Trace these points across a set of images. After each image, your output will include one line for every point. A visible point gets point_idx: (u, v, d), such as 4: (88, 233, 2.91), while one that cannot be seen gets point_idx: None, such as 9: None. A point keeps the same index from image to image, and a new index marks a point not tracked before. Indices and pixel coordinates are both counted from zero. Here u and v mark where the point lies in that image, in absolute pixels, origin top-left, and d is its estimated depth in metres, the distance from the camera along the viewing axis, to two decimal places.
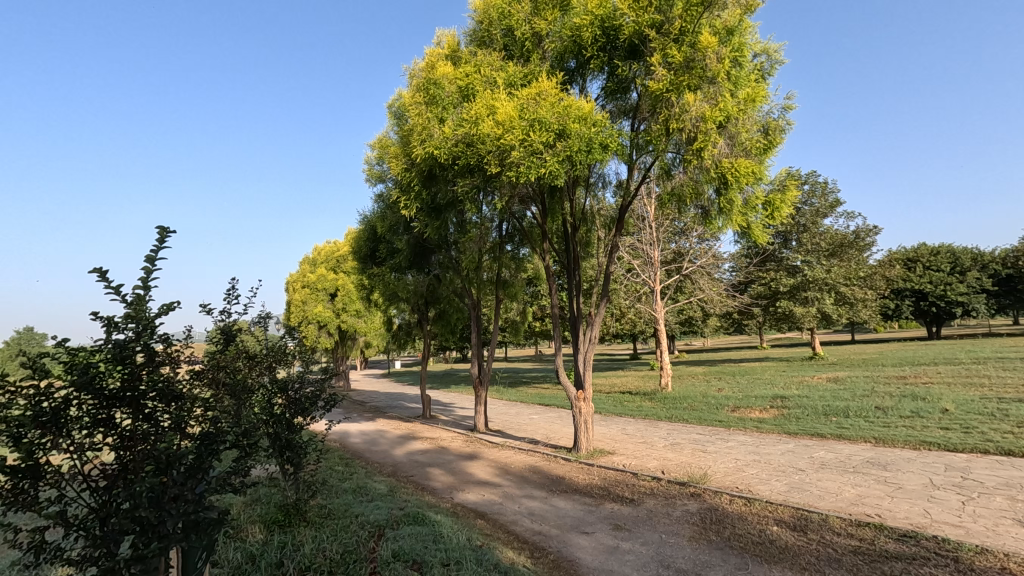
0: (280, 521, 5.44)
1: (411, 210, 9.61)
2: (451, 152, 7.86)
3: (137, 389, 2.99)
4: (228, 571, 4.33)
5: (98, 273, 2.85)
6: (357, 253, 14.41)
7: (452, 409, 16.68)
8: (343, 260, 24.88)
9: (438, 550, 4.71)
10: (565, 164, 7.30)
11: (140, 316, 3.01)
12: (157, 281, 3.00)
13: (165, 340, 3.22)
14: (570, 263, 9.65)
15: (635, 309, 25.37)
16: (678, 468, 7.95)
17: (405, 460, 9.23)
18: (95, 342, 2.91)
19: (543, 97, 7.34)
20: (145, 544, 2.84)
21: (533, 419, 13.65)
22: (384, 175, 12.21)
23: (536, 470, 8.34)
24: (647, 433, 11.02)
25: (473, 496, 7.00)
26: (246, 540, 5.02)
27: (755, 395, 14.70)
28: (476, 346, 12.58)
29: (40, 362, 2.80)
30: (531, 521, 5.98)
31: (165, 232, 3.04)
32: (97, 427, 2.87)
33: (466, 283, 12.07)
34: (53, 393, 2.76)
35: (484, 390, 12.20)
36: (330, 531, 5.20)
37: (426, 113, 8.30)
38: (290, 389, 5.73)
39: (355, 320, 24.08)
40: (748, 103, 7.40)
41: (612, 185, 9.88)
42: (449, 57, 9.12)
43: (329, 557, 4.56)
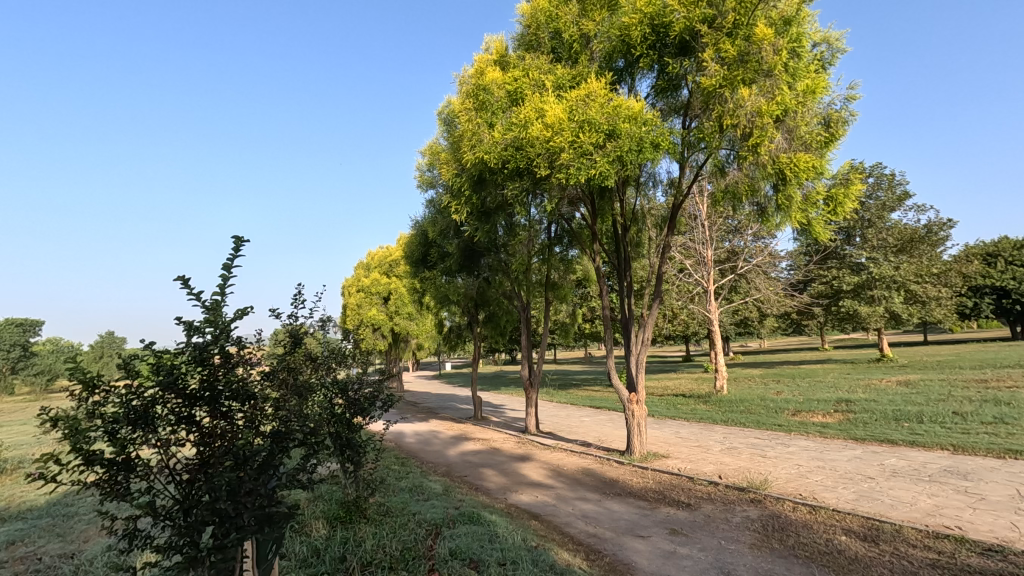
0: (342, 517, 5.65)
1: (462, 215, 9.75)
2: (501, 156, 7.95)
3: (214, 389, 3.18)
4: (295, 564, 4.57)
5: (182, 281, 3.04)
6: (409, 258, 14.73)
7: (504, 410, 16.80)
8: (396, 264, 25.57)
9: (494, 549, 4.77)
10: (616, 164, 7.24)
11: (218, 321, 3.20)
12: (232, 288, 3.18)
13: (238, 343, 3.40)
14: (621, 264, 9.52)
15: (688, 309, 24.80)
16: (736, 473, 7.71)
17: (459, 460, 9.38)
18: (178, 345, 3.13)
19: (592, 99, 7.30)
20: (223, 534, 3.03)
21: (585, 421, 13.59)
22: (434, 181, 12.47)
23: (589, 472, 8.29)
24: (702, 436, 10.76)
25: (527, 498, 7.03)
26: (311, 535, 5.25)
27: (818, 399, 14.07)
28: (526, 348, 12.60)
29: (131, 364, 3.04)
30: (586, 523, 5.96)
31: (240, 241, 3.23)
32: (180, 424, 3.08)
33: (515, 285, 12.13)
34: (142, 393, 2.99)
35: (534, 391, 12.21)
36: (389, 528, 5.35)
37: (476, 119, 8.44)
38: (350, 389, 5.94)
39: (407, 323, 24.64)
40: (808, 95, 7.14)
41: (663, 184, 9.71)
42: (498, 62, 9.24)
43: (390, 554, 4.70)
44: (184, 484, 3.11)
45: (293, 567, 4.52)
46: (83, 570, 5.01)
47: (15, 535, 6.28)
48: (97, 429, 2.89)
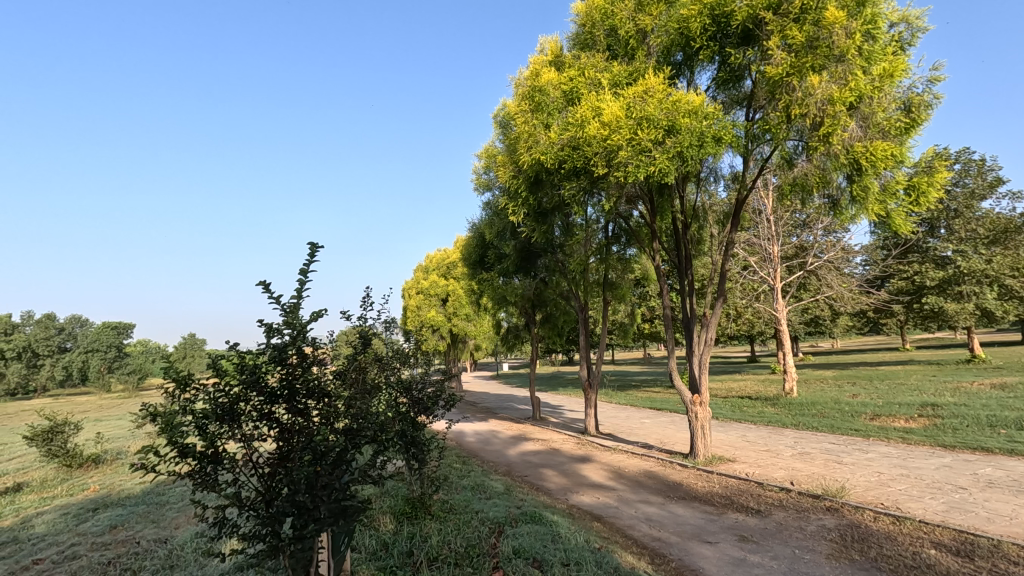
0: (408, 513, 5.81)
1: (519, 217, 9.80)
2: (558, 156, 7.95)
3: (292, 387, 3.36)
4: (366, 557, 4.75)
5: (263, 286, 3.24)
6: (467, 259, 14.96)
7: (562, 410, 16.76)
8: (453, 266, 26.02)
9: (557, 549, 4.78)
10: (676, 160, 7.07)
11: (295, 323, 3.39)
12: (308, 291, 3.35)
13: (312, 343, 3.58)
14: (682, 262, 9.28)
15: (753, 308, 23.84)
16: (810, 480, 7.34)
17: (519, 460, 9.43)
18: (260, 346, 3.34)
19: (650, 94, 7.16)
20: (302, 525, 3.20)
21: (645, 422, 13.33)
22: (491, 183, 12.62)
23: (652, 475, 8.13)
24: (771, 440, 10.33)
25: (588, 499, 6.98)
26: (379, 529, 5.44)
27: (900, 402, 13.18)
28: (584, 348, 12.49)
29: (218, 363, 3.26)
30: (649, 527, 5.85)
31: (315, 246, 3.39)
32: (262, 420, 3.27)
33: (573, 285, 12.06)
34: (229, 390, 3.20)
35: (593, 392, 12.10)
36: (454, 525, 5.47)
37: (532, 121, 8.48)
38: (414, 389, 6.11)
39: (465, 324, 24.97)
40: (885, 79, 6.72)
41: (725, 179, 9.39)
42: (553, 62, 9.24)
43: (454, 550, 4.80)
44: (266, 476, 3.30)
45: (363, 559, 4.70)
46: (177, 554, 5.43)
47: (116, 521, 6.87)
48: (188, 423, 3.12)
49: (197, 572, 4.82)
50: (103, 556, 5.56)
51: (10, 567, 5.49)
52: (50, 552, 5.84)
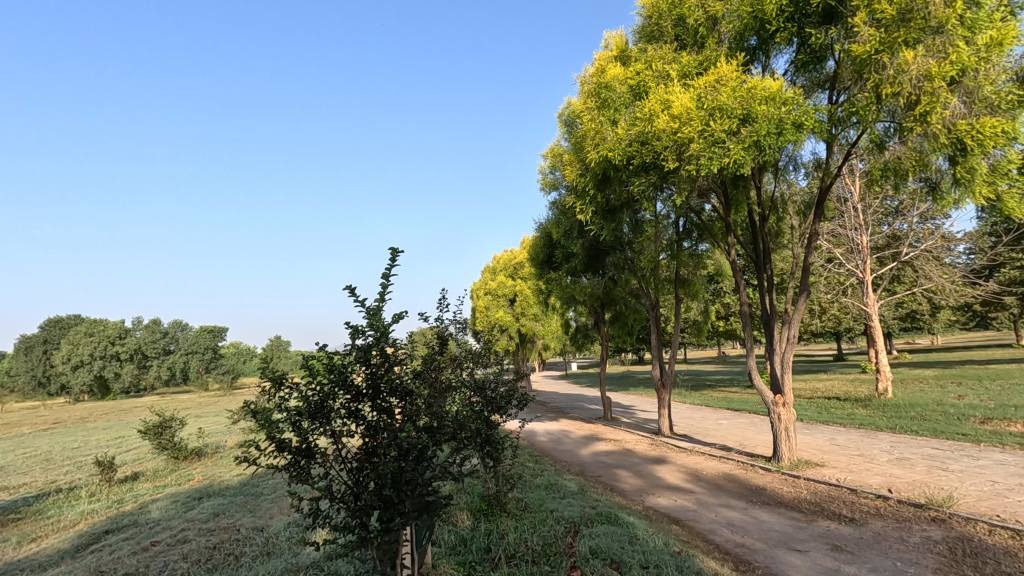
0: (484, 510, 5.92)
1: (587, 215, 9.71)
2: (626, 153, 7.81)
3: (377, 386, 3.50)
4: (445, 551, 4.90)
5: (350, 291, 3.40)
6: (535, 259, 15.03)
7: (633, 411, 16.45)
8: (520, 267, 26.20)
9: (636, 551, 4.70)
10: (752, 150, 6.77)
11: (378, 325, 3.54)
12: (391, 294, 3.49)
13: (394, 344, 3.71)
14: (760, 256, 8.87)
15: (839, 303, 22.34)
16: (911, 488, 6.79)
17: (592, 461, 9.36)
18: (345, 347, 3.52)
19: (723, 83, 6.92)
20: (388, 518, 3.35)
21: (723, 424, 12.81)
22: (557, 183, 12.59)
23: (732, 479, 7.82)
24: (864, 444, 9.64)
25: (665, 502, 6.81)
26: (458, 525, 5.57)
27: (1016, 404, 11.91)
28: (656, 347, 12.17)
29: (310, 363, 3.45)
30: (732, 532, 5.63)
31: (396, 251, 3.53)
32: (351, 417, 3.44)
33: (643, 283, 11.80)
34: (319, 388, 3.39)
35: (667, 392, 11.79)
36: (530, 523, 5.51)
37: (599, 118, 8.39)
38: (487, 388, 6.23)
39: (533, 323, 25.06)
40: (993, 49, 6.12)
41: (806, 167, 8.86)
42: (618, 58, 9.11)
43: (531, 548, 4.84)
44: (355, 471, 3.47)
45: (444, 553, 4.84)
46: (274, 541, 5.83)
47: (219, 509, 7.47)
48: (284, 420, 3.35)
49: (292, 559, 5.16)
50: (209, 541, 6.07)
51: (133, 547, 6.11)
52: (165, 535, 6.45)
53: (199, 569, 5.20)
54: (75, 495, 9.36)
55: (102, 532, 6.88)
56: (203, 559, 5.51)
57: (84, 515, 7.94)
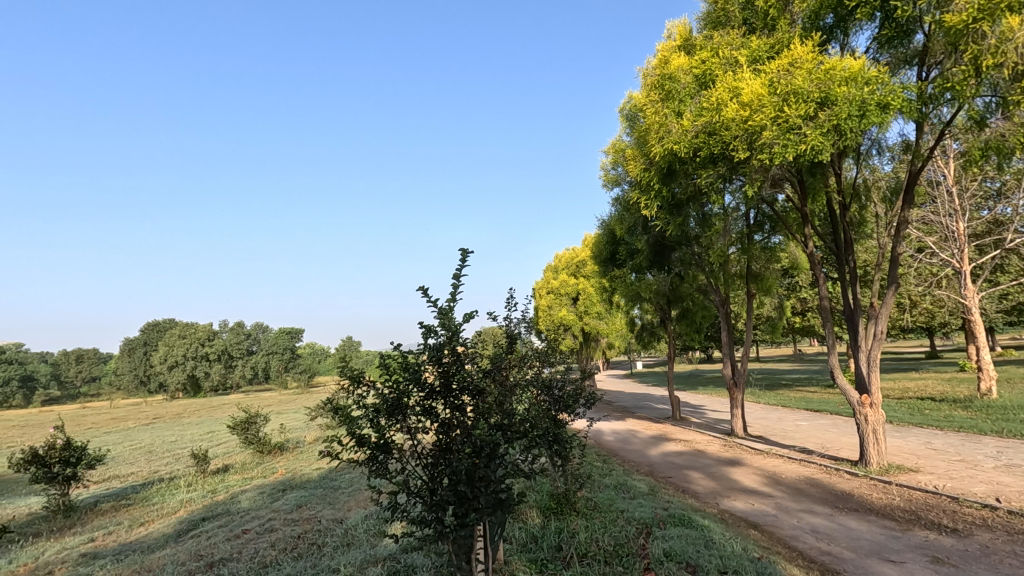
0: (554, 508, 5.93)
1: (652, 210, 9.49)
2: (692, 145, 7.56)
3: (450, 384, 3.57)
4: (516, 548, 4.95)
5: (423, 291, 3.53)
6: (598, 257, 14.85)
7: (704, 411, 15.92)
8: (583, 265, 25.98)
9: (712, 555, 4.56)
10: (832, 134, 6.36)
11: (450, 324, 3.63)
12: (461, 294, 3.58)
13: (466, 344, 3.78)
14: (841, 247, 8.36)
15: (932, 296, 20.63)
16: (1023, 497, 6.17)
17: (661, 461, 9.14)
18: (419, 346, 3.63)
19: (798, 65, 6.58)
20: (462, 513, 3.43)
21: (802, 425, 12.15)
22: (620, 178, 12.40)
23: (815, 483, 7.40)
24: (966, 449, 8.85)
25: (742, 506, 6.54)
26: (528, 522, 5.61)
27: None
28: (727, 345, 11.71)
29: (385, 362, 3.61)
30: (816, 539, 5.34)
31: (465, 252, 3.61)
32: (425, 414, 3.54)
33: (711, 278, 11.39)
34: (396, 385, 3.53)
35: (739, 392, 11.33)
36: (600, 523, 5.47)
37: (663, 110, 8.20)
38: (554, 387, 6.25)
39: (597, 322, 24.75)
40: None
41: (893, 150, 8.24)
42: (682, 47, 8.87)
43: (603, 548, 4.80)
44: (430, 466, 3.57)
45: (515, 550, 4.90)
46: (352, 532, 6.10)
47: (302, 501, 7.91)
48: (364, 417, 3.50)
49: (370, 550, 5.36)
50: (294, 531, 6.44)
51: (227, 534, 6.59)
52: (254, 524, 6.90)
53: (286, 557, 5.52)
54: (175, 485, 10.19)
55: (199, 519, 7.45)
56: (289, 547, 5.85)
57: (183, 503, 8.63)
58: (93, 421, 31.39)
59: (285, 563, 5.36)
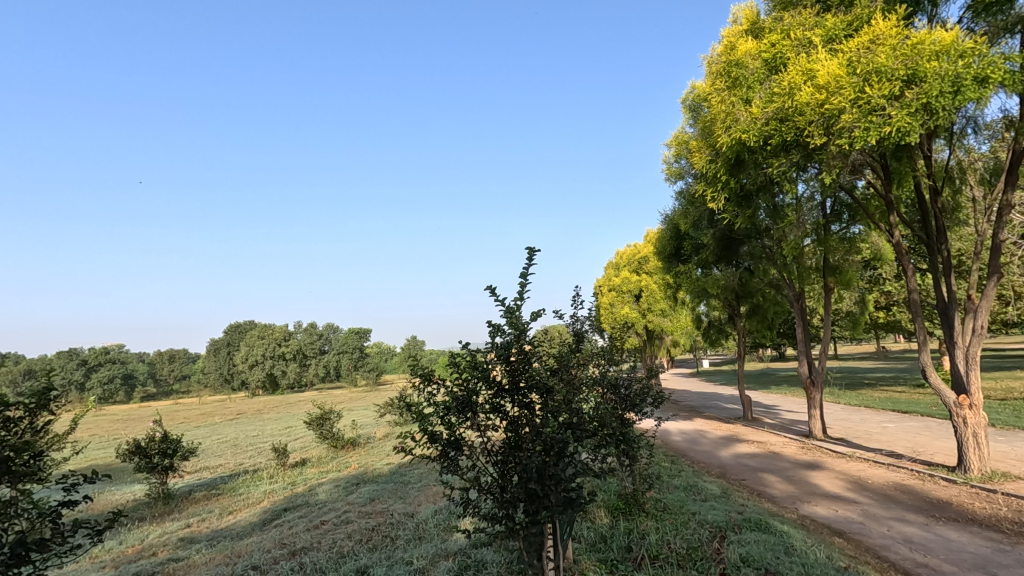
0: (622, 508, 5.85)
1: (720, 202, 9.15)
2: (762, 133, 7.25)
3: (518, 382, 3.58)
4: (585, 547, 4.92)
5: (490, 291, 3.57)
6: (661, 253, 14.48)
7: (778, 411, 15.20)
8: (645, 261, 25.47)
9: (793, 563, 4.34)
10: (921, 114, 5.88)
11: (517, 324, 3.64)
12: (528, 293, 3.58)
13: (534, 343, 3.79)
14: (932, 235, 7.73)
15: None
16: None
17: (734, 463, 8.80)
18: (488, 344, 3.67)
19: (880, 42, 6.18)
20: (533, 510, 3.45)
21: (889, 427, 11.33)
22: (683, 171, 12.04)
23: (906, 490, 6.89)
24: None
25: (824, 512, 6.18)
26: (596, 522, 5.57)
27: None
28: (804, 342, 11.09)
29: (455, 360, 3.67)
30: (910, 549, 4.97)
31: (531, 251, 3.62)
32: (493, 411, 3.58)
33: (785, 272, 10.83)
34: (466, 383, 3.59)
35: (818, 391, 10.70)
36: (671, 525, 5.33)
37: (730, 99, 7.92)
38: (621, 386, 6.13)
39: (661, 320, 24.12)
40: None
41: (992, 128, 7.52)
42: (749, 32, 8.52)
43: (676, 550, 4.68)
44: (499, 464, 3.61)
45: (584, 549, 4.87)
46: (422, 526, 6.27)
47: (375, 495, 8.22)
48: (435, 413, 3.59)
49: (441, 544, 5.50)
50: (368, 523, 6.70)
51: (307, 524, 6.95)
52: (331, 516, 7.24)
53: (362, 547, 5.77)
54: (259, 477, 10.86)
55: (282, 509, 7.90)
56: (364, 538, 6.10)
57: (266, 494, 9.18)
58: (186, 416, 33.97)
59: (361, 553, 5.60)
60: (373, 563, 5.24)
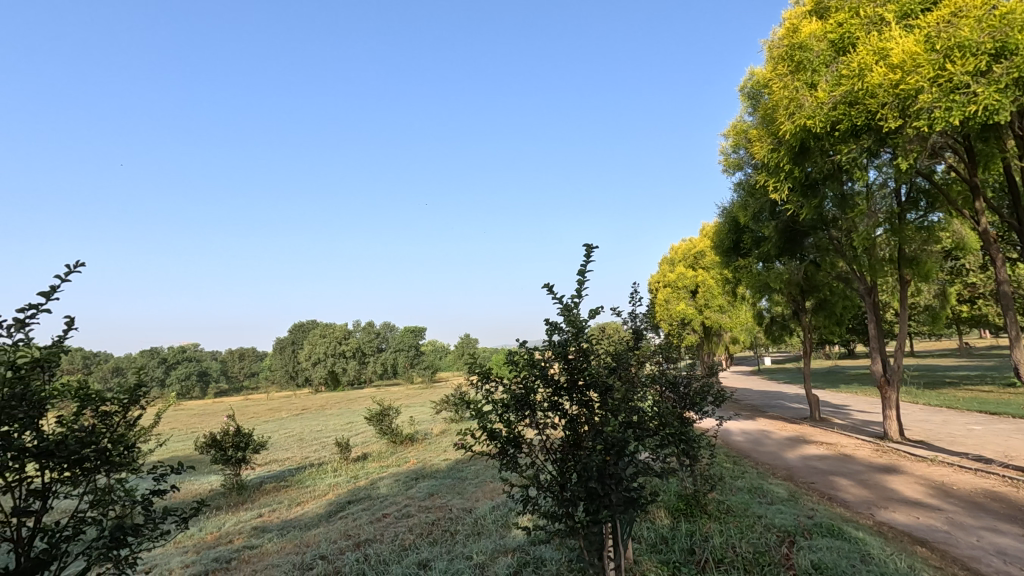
0: (683, 509, 5.73)
1: (783, 193, 8.77)
2: (829, 118, 6.90)
3: (577, 380, 3.55)
4: (646, 548, 4.85)
5: (548, 289, 3.58)
6: (717, 247, 13.88)
7: (848, 411, 14.41)
8: (702, 255, 24.77)
9: (870, 572, 4.11)
10: (1012, 90, 5.40)
11: (575, 322, 3.62)
12: (586, 290, 3.56)
13: (591, 342, 3.75)
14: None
15: None
16: None
17: (801, 465, 8.42)
18: (546, 342, 3.67)
19: (963, 14, 5.63)
20: (594, 509, 3.41)
21: (975, 430, 10.52)
22: (742, 161, 11.60)
23: (996, 497, 6.38)
24: None
25: (903, 519, 5.81)
26: (656, 522, 5.47)
27: None
28: (877, 338, 10.45)
29: (513, 358, 3.71)
30: (1004, 562, 4.60)
31: (589, 247, 3.59)
32: (553, 409, 3.57)
33: (855, 265, 10.24)
34: (524, 381, 3.61)
35: (893, 391, 10.07)
36: (736, 528, 5.16)
37: (793, 84, 7.58)
38: (680, 384, 5.97)
39: (719, 316, 23.34)
40: None
41: None
42: (812, 13, 8.11)
43: (741, 554, 4.53)
44: (559, 462, 3.61)
45: (644, 550, 4.80)
46: (481, 522, 6.35)
47: (434, 489, 8.41)
48: (493, 411, 3.62)
49: (500, 540, 5.56)
50: (428, 517, 6.86)
51: (370, 516, 7.20)
52: (393, 509, 7.46)
53: (423, 541, 5.91)
54: (323, 470, 11.32)
55: (346, 502, 8.21)
56: (425, 532, 6.25)
57: (331, 487, 9.56)
58: (256, 411, 35.90)
59: (422, 547, 5.73)
60: (434, 556, 5.35)
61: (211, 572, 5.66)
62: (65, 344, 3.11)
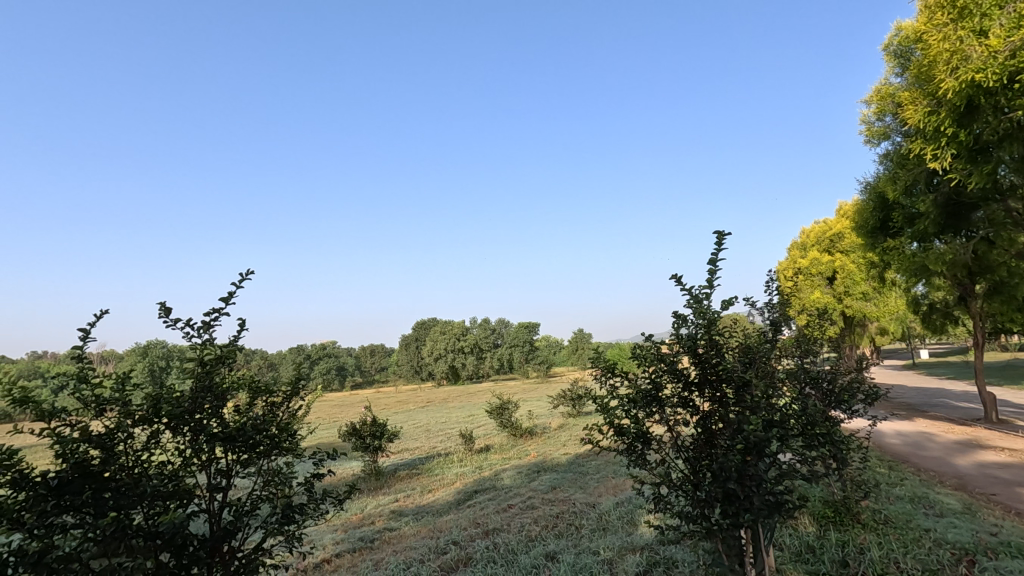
0: (832, 517, 5.22)
1: (944, 160, 7.66)
2: (1006, 68, 5.93)
3: (710, 375, 3.37)
4: (791, 557, 4.50)
5: (677, 279, 3.46)
6: (861, 228, 12.54)
7: None
8: (841, 238, 22.46)
9: None
10: None
11: (705, 314, 3.43)
12: (719, 280, 3.40)
13: (724, 335, 3.53)
14: None
15: None
16: None
17: (976, 473, 7.29)
18: (674, 336, 3.51)
19: None
20: (732, 511, 3.20)
21: None
22: (889, 129, 10.31)
23: None
24: None
25: None
26: (800, 529, 5.05)
27: None
28: None
29: (638, 352, 3.65)
30: None
31: (722, 234, 3.43)
32: (684, 406, 3.44)
33: None
34: (653, 375, 3.53)
35: None
36: (897, 541, 4.60)
37: (954, 35, 6.60)
38: (824, 380, 5.47)
39: (863, 304, 20.99)
40: None
41: None
42: None
43: (907, 572, 4.03)
44: (692, 459, 3.47)
45: (789, 559, 4.45)
46: (605, 518, 6.28)
47: (557, 483, 8.50)
48: (619, 406, 3.57)
49: (627, 537, 5.47)
50: (552, 510, 6.94)
51: (496, 506, 7.45)
52: (517, 500, 7.66)
53: (549, 533, 6.00)
54: (450, 460, 11.92)
55: (473, 491, 8.57)
56: (550, 524, 6.35)
57: (458, 476, 10.06)
58: (387, 403, 38.79)
59: (549, 539, 5.80)
60: (561, 549, 5.40)
61: (358, 550, 6.21)
62: (239, 342, 3.57)
